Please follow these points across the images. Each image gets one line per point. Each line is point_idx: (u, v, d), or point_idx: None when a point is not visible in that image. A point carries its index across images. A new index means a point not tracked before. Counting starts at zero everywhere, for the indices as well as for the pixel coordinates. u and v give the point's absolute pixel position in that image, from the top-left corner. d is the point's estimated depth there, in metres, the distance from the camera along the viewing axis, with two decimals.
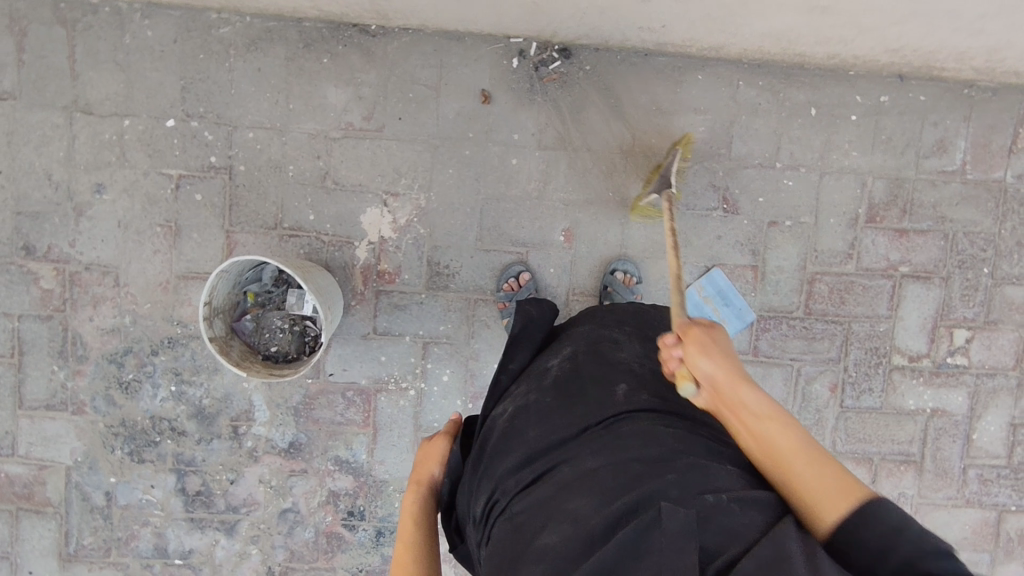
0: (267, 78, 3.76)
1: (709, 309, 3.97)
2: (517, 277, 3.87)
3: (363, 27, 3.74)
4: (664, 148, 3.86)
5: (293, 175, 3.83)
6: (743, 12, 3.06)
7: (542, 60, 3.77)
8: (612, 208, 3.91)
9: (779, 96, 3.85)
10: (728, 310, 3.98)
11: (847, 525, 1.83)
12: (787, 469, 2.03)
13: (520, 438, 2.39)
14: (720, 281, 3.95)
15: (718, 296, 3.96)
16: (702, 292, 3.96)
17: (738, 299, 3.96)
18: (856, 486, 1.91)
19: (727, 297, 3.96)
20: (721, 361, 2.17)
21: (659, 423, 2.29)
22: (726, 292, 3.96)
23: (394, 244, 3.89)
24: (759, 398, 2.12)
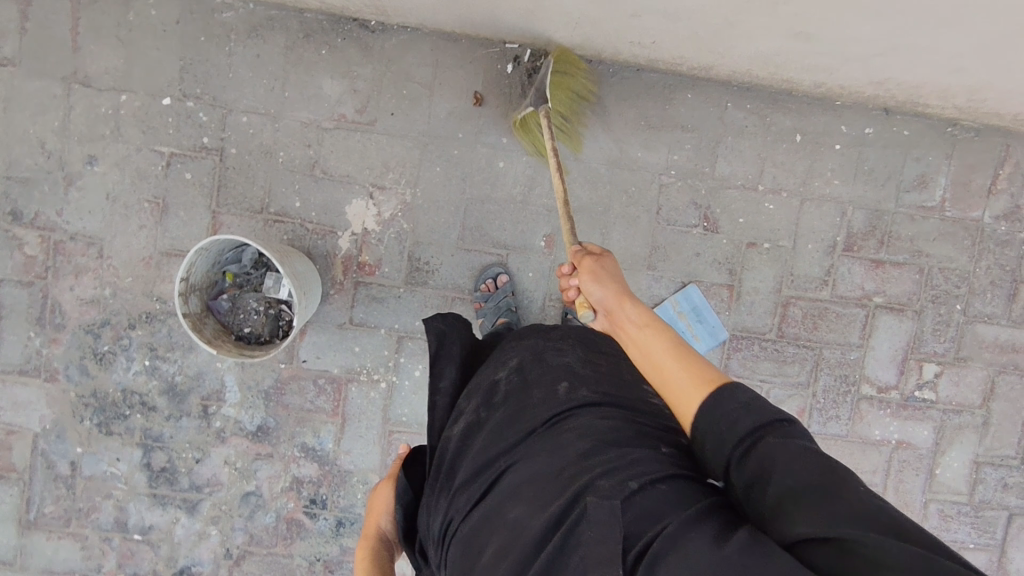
0: (265, 65, 3.83)
1: (683, 325, 4.00)
2: (495, 278, 3.94)
3: (363, 22, 3.81)
4: (649, 163, 3.93)
5: (282, 162, 3.89)
6: (732, 36, 3.11)
7: (536, 68, 3.85)
8: (594, 218, 3.96)
9: (766, 120, 3.91)
10: (702, 327, 4.01)
11: (698, 413, 2.03)
12: (659, 372, 2.25)
13: (469, 451, 2.43)
14: (695, 297, 3.99)
15: (693, 313, 4.00)
16: (677, 309, 3.99)
17: (711, 318, 4.01)
18: (710, 375, 2.11)
19: (701, 314, 4.01)
20: (608, 287, 2.53)
21: (597, 418, 2.32)
22: (700, 310, 4.00)
23: (377, 236, 3.95)
24: (638, 310, 2.41)
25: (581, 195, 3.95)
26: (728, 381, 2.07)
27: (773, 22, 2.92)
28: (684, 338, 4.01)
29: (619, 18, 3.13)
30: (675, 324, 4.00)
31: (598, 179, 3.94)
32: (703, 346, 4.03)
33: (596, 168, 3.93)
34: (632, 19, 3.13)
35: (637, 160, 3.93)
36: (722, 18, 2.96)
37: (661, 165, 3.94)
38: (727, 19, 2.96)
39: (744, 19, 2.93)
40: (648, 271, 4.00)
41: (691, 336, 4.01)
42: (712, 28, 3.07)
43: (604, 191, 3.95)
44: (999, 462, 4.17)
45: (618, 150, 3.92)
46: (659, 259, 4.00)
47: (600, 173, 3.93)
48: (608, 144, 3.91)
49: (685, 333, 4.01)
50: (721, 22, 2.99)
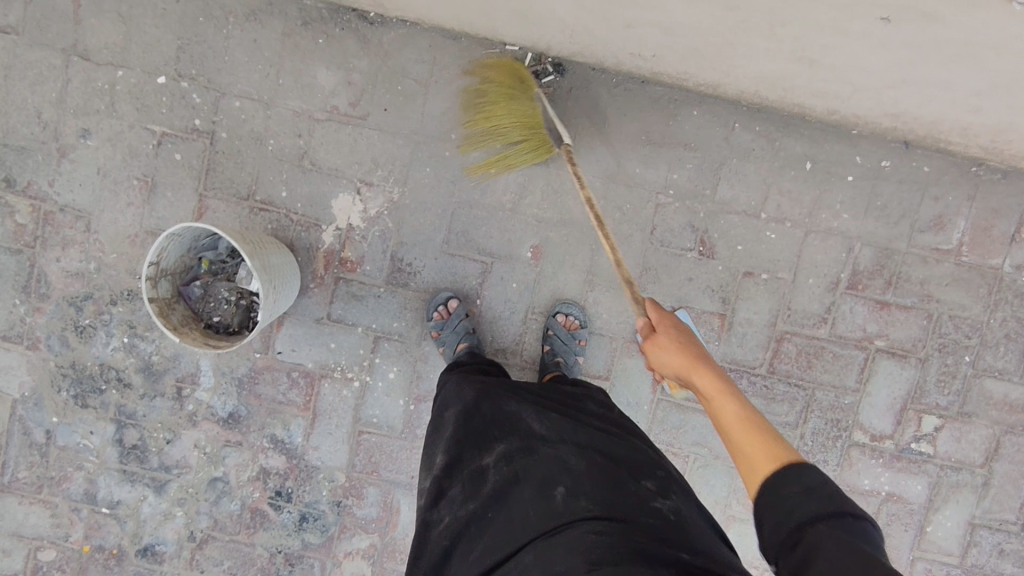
0: (261, 50, 3.77)
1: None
2: (446, 305, 3.79)
3: (362, 13, 3.73)
4: (647, 180, 3.76)
5: (272, 150, 3.84)
6: (732, 55, 2.93)
7: (536, 72, 3.67)
8: (584, 232, 3.82)
9: (774, 144, 3.70)
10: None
11: (766, 484, 1.95)
12: (733, 444, 2.16)
13: (462, 555, 2.38)
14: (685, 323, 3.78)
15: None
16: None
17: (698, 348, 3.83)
18: (785, 454, 2.02)
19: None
20: (671, 351, 2.53)
21: (590, 530, 2.17)
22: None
23: (361, 233, 3.88)
24: (710, 379, 2.35)
25: (573, 208, 3.81)
26: (802, 462, 1.96)
27: (773, 45, 2.74)
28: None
29: (614, 28, 2.98)
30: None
31: (592, 193, 3.78)
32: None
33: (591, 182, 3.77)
34: (625, 30, 2.97)
35: (635, 177, 3.76)
36: (718, 36, 2.78)
37: (659, 183, 3.76)
38: (724, 38, 2.78)
39: (741, 39, 2.75)
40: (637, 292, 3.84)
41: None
42: (709, 45, 2.90)
43: (597, 206, 3.79)
44: (996, 526, 3.91)
45: (615, 164, 3.75)
46: (650, 280, 3.83)
47: (595, 186, 3.77)
48: (605, 157, 3.75)
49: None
50: (717, 39, 2.81)
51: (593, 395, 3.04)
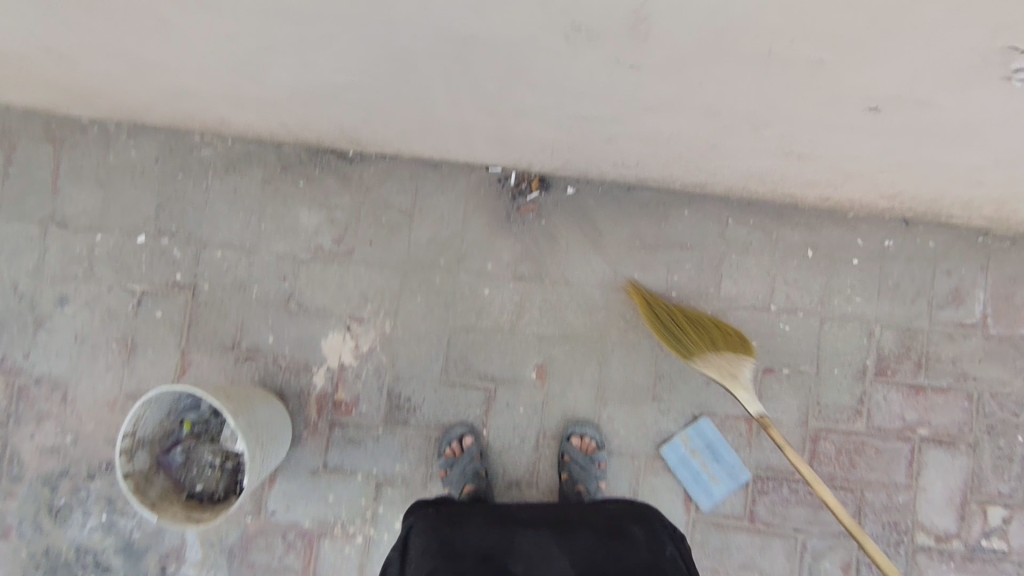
0: (242, 199, 3.73)
1: (696, 465, 3.54)
2: (460, 440, 3.53)
3: (341, 153, 3.73)
4: (647, 285, 3.61)
5: (257, 296, 3.70)
6: (719, 156, 2.85)
7: (521, 191, 3.68)
8: (589, 345, 3.61)
9: (772, 235, 3.59)
10: (720, 466, 3.54)
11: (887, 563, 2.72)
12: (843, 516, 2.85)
13: None
14: (709, 433, 3.54)
15: (707, 450, 3.54)
16: (689, 446, 3.54)
17: (730, 456, 3.54)
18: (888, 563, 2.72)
19: (716, 451, 3.54)
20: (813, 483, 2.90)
21: None
22: (716, 446, 3.54)
23: (354, 372, 3.66)
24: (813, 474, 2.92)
25: (574, 322, 3.63)
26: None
27: (761, 143, 2.66)
28: (698, 479, 3.54)
29: (595, 144, 2.91)
30: (687, 463, 3.54)
31: (592, 305, 3.62)
32: (722, 489, 3.53)
33: (590, 293, 3.63)
34: (606, 144, 2.90)
35: (634, 284, 3.62)
36: (703, 141, 2.71)
37: (660, 286, 3.61)
38: (710, 142, 2.71)
39: (727, 141, 2.67)
40: (654, 403, 3.58)
41: (707, 478, 3.54)
42: (694, 150, 2.82)
43: (598, 317, 3.62)
44: None
45: (612, 272, 3.63)
46: (665, 389, 3.58)
47: (594, 297, 3.62)
48: (601, 267, 3.63)
49: (699, 474, 3.54)
50: (702, 144, 2.74)
51: (630, 527, 2.77)
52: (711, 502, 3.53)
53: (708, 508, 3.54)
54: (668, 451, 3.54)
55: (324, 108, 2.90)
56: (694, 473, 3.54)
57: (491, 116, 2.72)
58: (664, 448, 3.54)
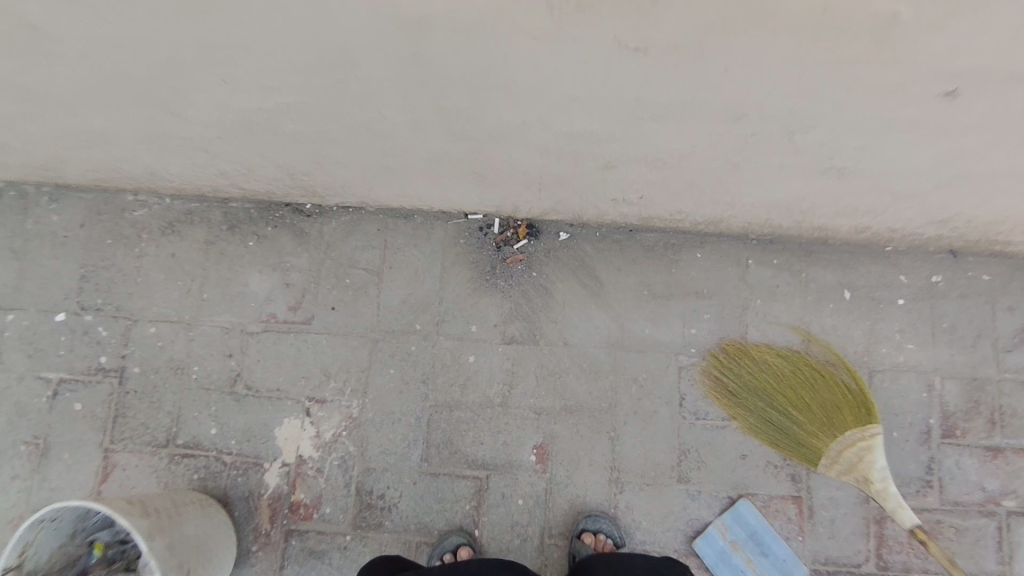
0: (181, 265, 3.21)
1: (738, 561, 2.87)
2: (454, 552, 2.87)
3: (297, 207, 3.24)
4: (659, 342, 3.07)
5: (197, 378, 3.11)
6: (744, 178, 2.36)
7: (506, 239, 3.18)
8: (597, 418, 3.01)
9: (801, 276, 3.09)
10: (769, 561, 2.87)
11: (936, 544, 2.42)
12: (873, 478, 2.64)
13: None
14: (751, 519, 2.90)
15: (750, 541, 2.88)
16: (728, 538, 2.88)
17: (780, 547, 2.87)
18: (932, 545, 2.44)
19: (762, 542, 2.88)
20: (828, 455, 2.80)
21: None
22: (761, 536, 2.89)
23: (315, 465, 3.02)
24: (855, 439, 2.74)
25: (577, 390, 3.04)
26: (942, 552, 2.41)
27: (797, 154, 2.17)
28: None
29: (592, 173, 2.42)
30: (727, 559, 2.87)
31: (597, 369, 3.06)
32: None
33: (593, 355, 3.07)
34: (604, 172, 2.41)
35: (644, 341, 3.08)
36: (724, 158, 2.22)
37: (675, 343, 3.07)
38: (731, 160, 2.22)
39: (755, 158, 2.19)
40: (680, 485, 2.95)
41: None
42: (712, 174, 2.34)
43: (605, 383, 3.04)
44: None
45: (617, 328, 3.09)
46: (691, 467, 2.96)
47: (599, 359, 3.06)
48: (604, 323, 3.09)
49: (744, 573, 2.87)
50: (722, 163, 2.25)
51: None
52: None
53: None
54: (703, 545, 2.88)
55: (266, 146, 2.41)
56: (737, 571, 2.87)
57: (466, 143, 2.23)
58: (698, 541, 2.88)
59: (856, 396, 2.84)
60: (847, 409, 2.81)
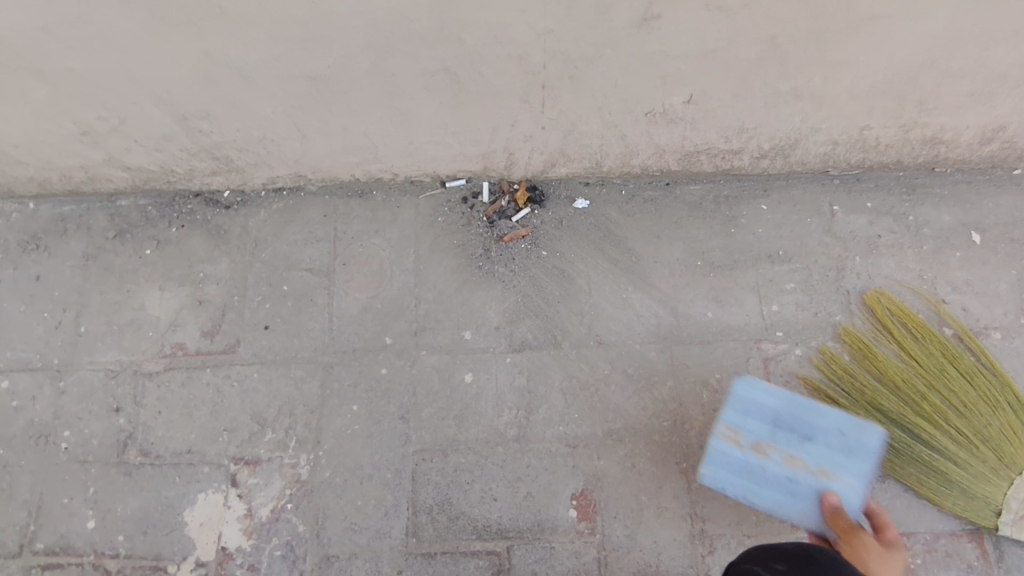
0: (50, 289, 2.29)
1: (778, 470, 1.77)
2: None
3: (211, 196, 2.37)
4: (731, 327, 2.17)
5: (68, 447, 2.12)
6: (852, 15, 1.63)
7: (500, 211, 2.32)
8: (658, 445, 2.06)
9: (908, 219, 2.26)
10: (823, 437, 1.75)
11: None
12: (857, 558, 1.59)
13: None
14: (767, 400, 1.81)
15: (773, 436, 1.78)
16: (745, 445, 1.80)
17: (816, 418, 1.76)
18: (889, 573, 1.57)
19: (795, 425, 1.78)
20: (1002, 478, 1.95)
21: None
22: (784, 416, 1.78)
23: (246, 563, 2.00)
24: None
25: (625, 408, 2.10)
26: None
27: None
28: (801, 489, 1.75)
29: (623, 38, 1.67)
30: (758, 480, 1.79)
31: (649, 374, 2.13)
32: (850, 475, 1.71)
33: (640, 353, 2.16)
34: (639, 36, 1.67)
35: (709, 327, 2.17)
36: None
37: (753, 326, 2.17)
38: None
39: None
40: (797, 534, 1.96)
41: (812, 475, 1.74)
42: (808, 6, 1.60)
43: (663, 392, 2.11)
44: None
45: (669, 314, 2.19)
46: None
47: (649, 359, 2.15)
48: (649, 308, 2.20)
49: (795, 479, 1.75)
50: None
51: None
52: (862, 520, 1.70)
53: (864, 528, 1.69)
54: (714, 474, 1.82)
55: (130, 34, 1.65)
56: (794, 484, 1.75)
57: None
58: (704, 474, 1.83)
59: (1013, 408, 2.03)
60: (1006, 425, 2.00)
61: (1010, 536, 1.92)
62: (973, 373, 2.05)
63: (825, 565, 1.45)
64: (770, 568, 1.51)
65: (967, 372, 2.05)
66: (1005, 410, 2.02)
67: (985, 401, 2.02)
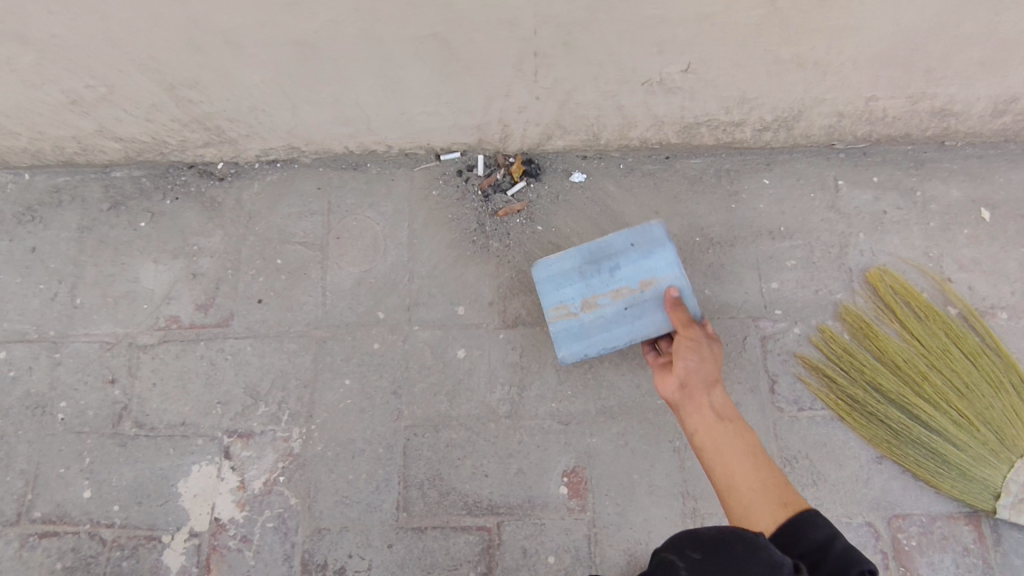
0: (46, 261, 2.29)
1: (613, 308, 1.93)
2: None
3: (205, 168, 2.35)
4: (730, 303, 2.13)
5: (64, 417, 2.13)
6: None
7: (495, 184, 2.28)
8: (652, 423, 2.04)
9: (915, 194, 2.19)
10: (624, 259, 1.94)
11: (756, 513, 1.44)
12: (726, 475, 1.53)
13: None
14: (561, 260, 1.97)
15: (588, 273, 1.96)
16: (578, 312, 1.95)
17: (611, 241, 1.95)
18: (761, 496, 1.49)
19: (599, 266, 1.95)
20: (1003, 460, 1.90)
21: None
22: (587, 258, 1.96)
23: (239, 533, 2.01)
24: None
25: (619, 385, 2.08)
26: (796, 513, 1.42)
27: None
28: (641, 310, 1.91)
29: (617, 2, 1.62)
30: (606, 333, 1.94)
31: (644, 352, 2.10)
32: (665, 270, 1.91)
33: None
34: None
35: (706, 303, 2.13)
36: None
37: (752, 303, 2.13)
38: None
39: None
40: None
41: (637, 293, 1.92)
42: None
43: None
44: None
45: None
46: (802, 482, 1.98)
47: None
48: None
49: (628, 307, 1.92)
50: None
51: None
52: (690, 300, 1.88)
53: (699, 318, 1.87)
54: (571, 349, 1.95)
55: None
56: (631, 316, 1.92)
57: None
58: (563, 351, 1.96)
59: (1017, 390, 1.98)
60: (1009, 406, 1.95)
61: (1009, 519, 1.88)
62: (977, 354, 2.00)
63: (742, 554, 1.17)
64: (685, 558, 1.21)
65: (970, 352, 2.00)
66: (1009, 391, 1.96)
67: (988, 382, 1.97)
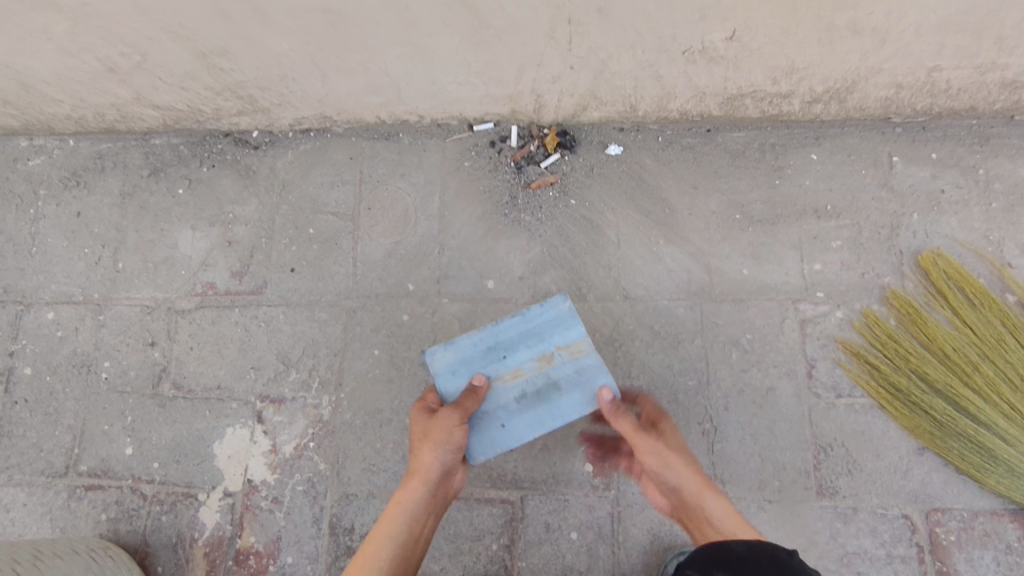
0: (90, 225, 2.36)
1: (508, 366, 1.78)
2: None
3: (241, 136, 2.36)
4: (769, 285, 2.04)
5: (107, 377, 2.22)
6: None
7: (528, 156, 2.22)
8: (681, 404, 1.99)
9: (977, 173, 2.05)
10: (506, 407, 1.75)
11: None
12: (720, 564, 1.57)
13: None
14: (579, 404, 1.72)
15: (520, 404, 1.75)
16: (553, 349, 1.78)
17: (506, 439, 1.71)
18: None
19: (537, 398, 1.75)
20: None
21: None
22: (544, 412, 1.73)
23: (271, 495, 2.07)
24: None
25: (649, 365, 2.02)
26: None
27: None
28: (491, 352, 1.80)
29: None
30: (541, 333, 1.80)
31: (677, 332, 2.03)
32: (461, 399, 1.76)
33: (667, 310, 2.05)
34: None
35: (744, 284, 2.05)
36: None
37: (792, 285, 2.04)
38: None
39: None
40: (823, 502, 1.90)
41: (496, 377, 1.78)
42: None
43: (691, 350, 2.01)
44: None
45: (701, 270, 2.07)
46: (837, 471, 1.92)
47: (677, 316, 2.05)
48: (681, 263, 2.08)
49: (502, 361, 1.79)
50: None
51: None
52: (440, 371, 1.79)
53: (429, 354, 1.81)
54: (566, 313, 1.80)
55: None
56: (503, 346, 1.80)
57: None
58: (570, 309, 1.81)
59: None
60: None
61: None
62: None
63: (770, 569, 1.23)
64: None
65: None
66: None
67: None
